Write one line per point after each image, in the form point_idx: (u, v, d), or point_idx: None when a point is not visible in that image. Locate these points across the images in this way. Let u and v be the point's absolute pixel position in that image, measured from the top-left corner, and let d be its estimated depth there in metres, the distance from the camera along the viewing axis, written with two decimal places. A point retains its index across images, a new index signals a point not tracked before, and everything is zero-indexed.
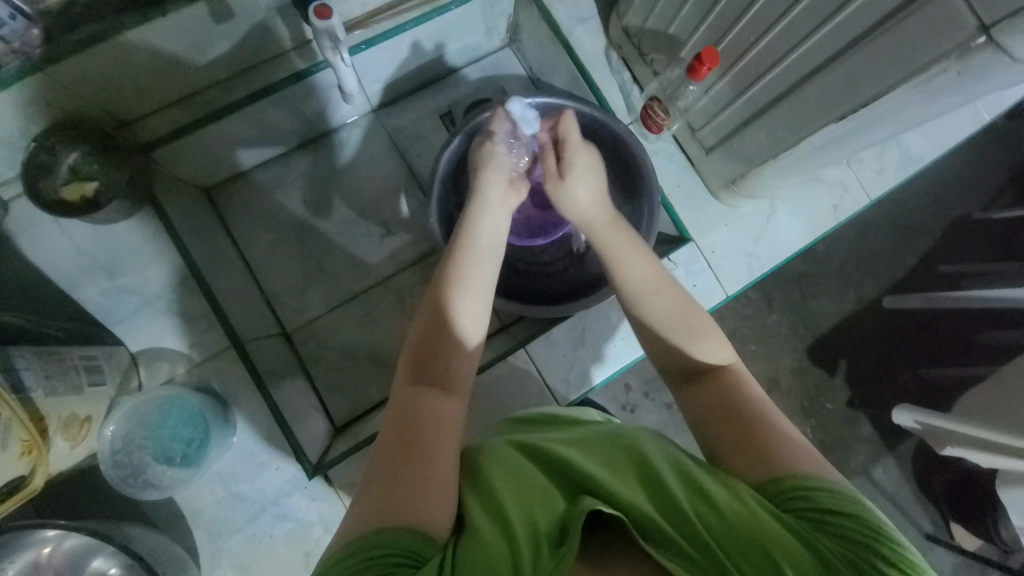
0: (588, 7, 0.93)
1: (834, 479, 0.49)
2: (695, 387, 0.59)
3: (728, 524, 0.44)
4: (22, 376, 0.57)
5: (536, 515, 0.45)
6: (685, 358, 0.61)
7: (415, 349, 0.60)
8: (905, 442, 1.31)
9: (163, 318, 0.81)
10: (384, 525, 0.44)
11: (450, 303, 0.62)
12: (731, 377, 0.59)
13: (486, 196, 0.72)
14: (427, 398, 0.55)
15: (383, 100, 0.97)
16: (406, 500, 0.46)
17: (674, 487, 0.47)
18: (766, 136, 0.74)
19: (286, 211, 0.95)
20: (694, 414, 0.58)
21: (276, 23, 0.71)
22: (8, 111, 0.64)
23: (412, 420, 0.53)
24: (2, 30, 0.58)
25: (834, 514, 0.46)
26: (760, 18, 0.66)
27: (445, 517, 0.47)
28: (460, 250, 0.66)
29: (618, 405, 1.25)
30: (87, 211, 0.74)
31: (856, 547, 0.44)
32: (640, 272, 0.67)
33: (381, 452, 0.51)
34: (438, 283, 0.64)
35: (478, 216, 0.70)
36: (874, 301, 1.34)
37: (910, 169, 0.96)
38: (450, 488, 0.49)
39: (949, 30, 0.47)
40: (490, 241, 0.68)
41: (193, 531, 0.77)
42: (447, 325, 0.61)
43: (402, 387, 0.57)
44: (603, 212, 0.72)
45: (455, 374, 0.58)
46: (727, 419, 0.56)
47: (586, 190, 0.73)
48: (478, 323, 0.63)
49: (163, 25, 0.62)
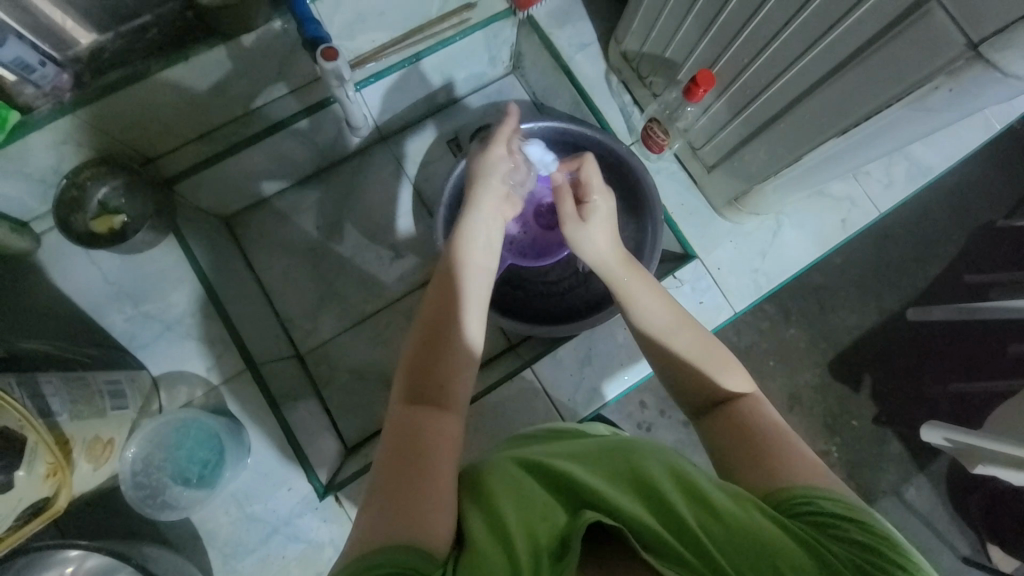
0: (588, 34, 0.96)
1: (844, 491, 0.49)
2: (712, 416, 0.60)
3: (729, 531, 0.44)
4: (49, 401, 0.60)
5: (537, 528, 0.46)
6: (702, 385, 0.62)
7: (411, 369, 0.61)
8: (935, 459, 1.26)
9: (183, 343, 0.84)
10: (387, 542, 0.45)
11: (448, 322, 0.63)
12: (751, 403, 0.59)
13: (486, 209, 0.73)
14: (425, 416, 0.56)
15: (393, 127, 1.01)
16: (407, 516, 0.47)
17: (673, 496, 0.47)
18: (765, 154, 0.74)
19: (300, 236, 0.98)
20: (714, 434, 0.58)
21: (290, 62, 0.75)
22: (44, 152, 0.69)
23: (410, 439, 0.54)
24: (33, 76, 0.61)
25: (841, 522, 0.46)
26: (753, 41, 0.67)
27: (445, 530, 0.47)
28: (457, 270, 0.68)
29: (632, 423, 1.23)
30: (113, 242, 0.79)
31: (864, 553, 0.44)
32: (658, 314, 0.66)
33: (380, 474, 0.52)
34: (436, 302, 0.65)
35: (476, 231, 0.71)
36: (896, 313, 1.31)
37: (921, 180, 0.95)
38: (448, 502, 0.49)
39: (939, 47, 0.48)
40: (487, 258, 0.70)
41: (207, 551, 0.78)
42: (445, 343, 0.62)
43: (398, 407, 0.58)
44: (617, 256, 0.72)
45: (451, 390, 0.60)
46: (743, 439, 0.56)
47: (604, 238, 0.73)
48: (476, 341, 0.65)
49: (185, 69, 0.66)
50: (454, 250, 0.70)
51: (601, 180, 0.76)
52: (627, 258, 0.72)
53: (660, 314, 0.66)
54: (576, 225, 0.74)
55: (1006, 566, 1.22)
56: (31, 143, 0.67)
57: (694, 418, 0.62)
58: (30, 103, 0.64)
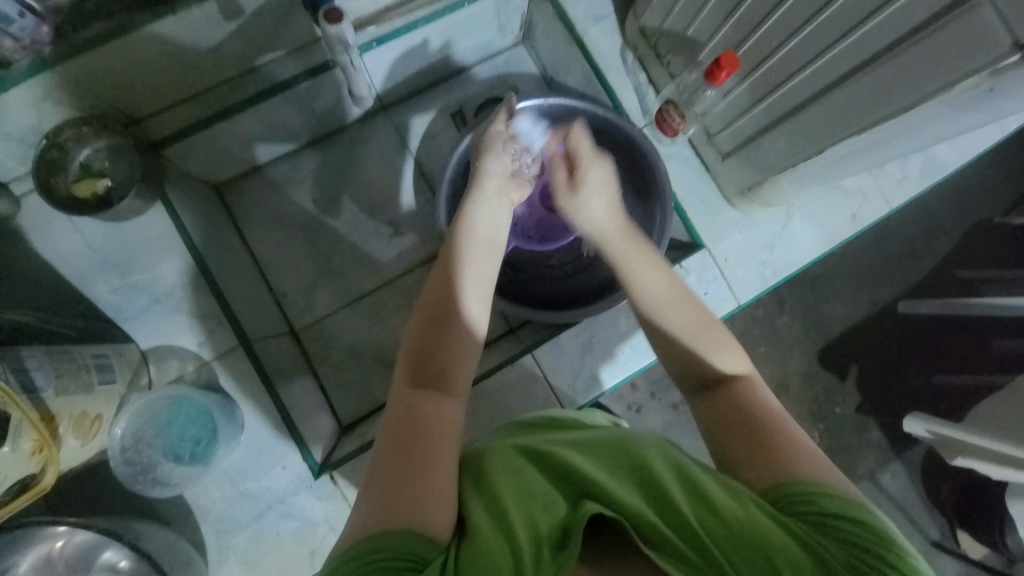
0: (604, 5, 0.90)
1: (843, 485, 0.49)
2: (707, 396, 0.59)
3: (729, 529, 0.43)
4: (32, 376, 0.57)
5: (538, 517, 0.45)
6: (701, 366, 0.60)
7: (412, 352, 0.59)
8: (914, 449, 1.29)
9: (172, 316, 0.81)
10: (386, 529, 0.44)
11: (449, 305, 0.61)
12: (746, 385, 0.59)
13: (483, 187, 0.70)
14: (425, 402, 0.55)
15: (394, 97, 0.96)
16: (408, 501, 0.46)
17: (674, 490, 0.46)
18: (785, 145, 0.72)
19: (295, 208, 0.95)
20: (708, 419, 0.58)
21: (287, 20, 0.70)
22: (21, 109, 0.65)
23: (411, 425, 0.53)
24: (12, 28, 0.56)
25: (838, 518, 0.46)
26: (783, 23, 0.63)
27: (446, 517, 0.47)
28: (461, 249, 0.65)
29: (624, 406, 1.23)
30: (98, 209, 0.74)
31: (861, 553, 0.43)
32: (654, 289, 0.64)
33: (380, 459, 0.51)
34: (436, 284, 0.63)
35: (475, 210, 0.68)
36: (888, 306, 1.31)
37: (934, 177, 0.93)
38: (450, 487, 0.49)
39: (984, 44, 0.45)
40: (489, 238, 0.67)
41: (200, 527, 0.78)
42: (446, 326, 0.60)
43: (398, 392, 0.56)
44: (616, 223, 0.69)
45: (451, 375, 0.58)
46: (739, 427, 0.55)
47: (599, 202, 0.69)
48: (480, 322, 0.63)
49: (174, 23, 0.61)
50: (457, 229, 0.67)
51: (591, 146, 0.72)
52: (626, 224, 0.69)
53: (655, 288, 0.64)
54: (570, 193, 0.71)
55: (971, 551, 1.27)
56: (9, 99, 0.62)
57: (689, 398, 0.62)
58: (7, 57, 0.58)
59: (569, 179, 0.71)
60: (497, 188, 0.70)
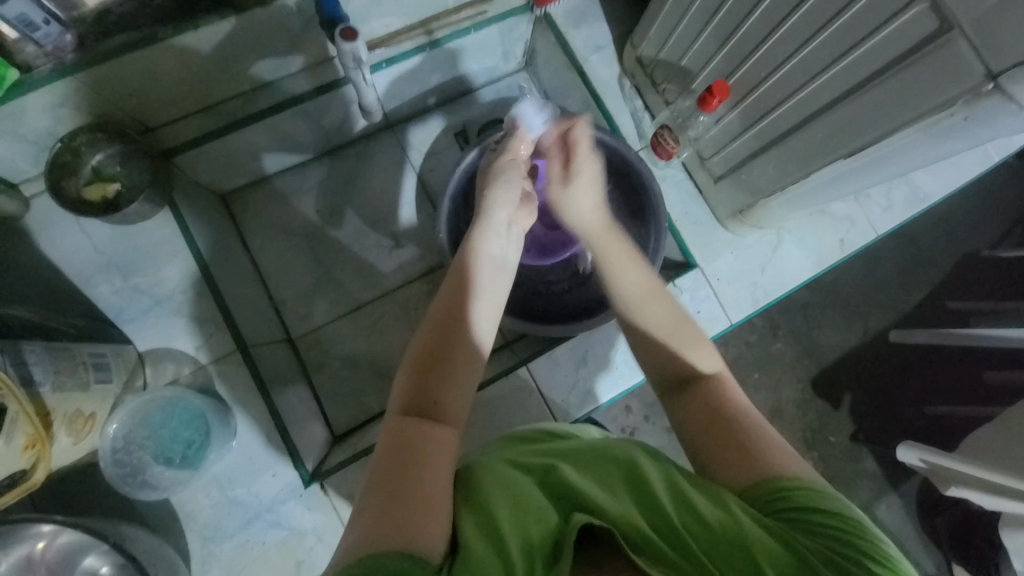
0: (603, 36, 0.96)
1: (816, 479, 0.51)
2: (682, 394, 0.60)
3: (713, 533, 0.45)
4: (31, 370, 0.58)
5: (530, 530, 0.46)
6: (678, 363, 0.62)
7: (409, 380, 0.58)
8: (907, 478, 1.29)
9: (171, 319, 0.82)
10: (378, 548, 0.43)
11: (453, 327, 0.62)
12: (718, 383, 0.60)
13: (492, 216, 0.72)
14: (419, 425, 0.53)
15: (401, 116, 0.99)
16: (401, 523, 0.45)
17: (661, 495, 0.48)
18: (774, 170, 0.75)
19: (298, 219, 0.97)
20: (685, 419, 0.58)
21: (305, 39, 0.73)
22: (41, 112, 0.67)
23: (406, 450, 0.51)
24: (36, 33, 0.58)
25: (808, 512, 0.47)
26: (770, 56, 0.67)
27: (439, 538, 0.46)
28: (466, 276, 0.67)
29: (618, 427, 1.22)
30: (105, 212, 0.76)
31: (835, 544, 0.45)
32: (635, 282, 0.66)
33: (373, 481, 0.49)
34: (443, 304, 0.64)
35: (481, 236, 0.70)
36: (879, 334, 1.33)
37: (917, 207, 0.97)
38: (443, 507, 0.48)
39: (959, 75, 0.48)
40: (489, 264, 0.69)
41: (186, 534, 0.77)
42: (449, 349, 0.60)
43: (396, 417, 0.55)
44: (602, 223, 0.71)
45: (448, 405, 0.57)
46: (720, 423, 0.56)
47: (588, 200, 0.72)
48: (480, 351, 0.63)
49: (194, 37, 0.65)
50: (466, 261, 0.68)
51: (589, 143, 0.73)
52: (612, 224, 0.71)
53: (638, 280, 0.66)
54: (562, 185, 0.72)
55: None
56: (28, 102, 0.64)
57: (662, 401, 0.62)
58: (30, 62, 0.61)
59: (564, 170, 0.73)
60: (506, 219, 0.73)
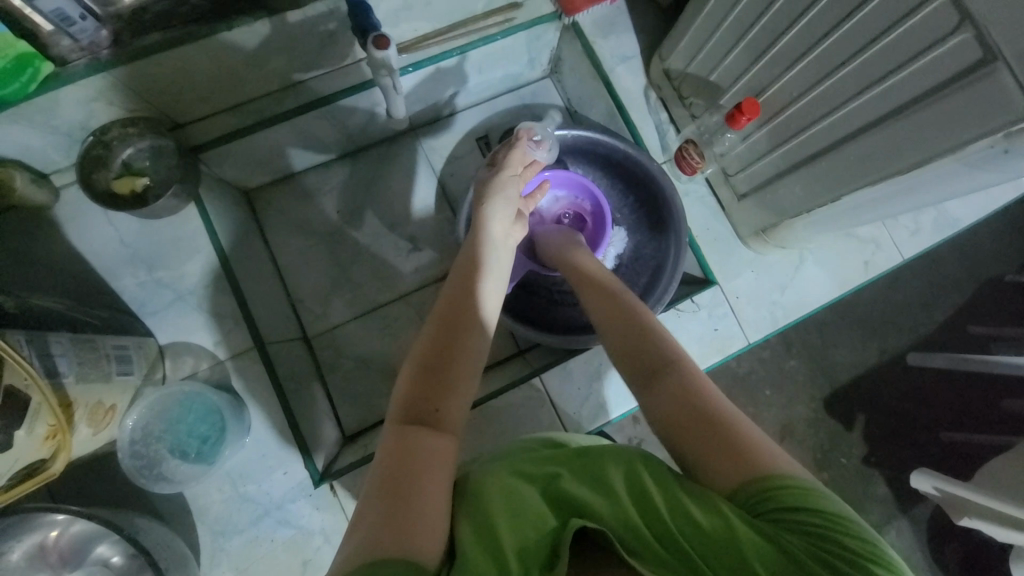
0: (631, 47, 0.95)
1: (811, 480, 0.48)
2: (658, 388, 0.57)
3: (705, 536, 0.44)
4: (56, 362, 0.59)
5: (526, 530, 0.47)
6: (650, 356, 0.60)
7: (408, 387, 0.58)
8: (920, 504, 1.26)
9: (191, 313, 0.83)
10: (375, 558, 0.42)
11: (454, 335, 0.61)
12: (691, 375, 0.58)
13: (490, 225, 0.73)
14: (416, 432, 0.53)
15: (424, 119, 0.99)
16: (397, 528, 0.45)
17: (656, 496, 0.48)
18: (802, 190, 0.73)
19: (318, 218, 0.97)
20: (662, 413, 0.55)
21: (334, 43, 0.74)
22: (75, 107, 0.68)
23: (403, 458, 0.50)
24: (72, 28, 0.60)
25: (799, 512, 0.45)
26: (804, 75, 0.66)
27: (434, 541, 0.45)
28: (470, 280, 0.67)
29: (625, 438, 1.20)
30: (134, 206, 0.78)
31: (825, 543, 0.43)
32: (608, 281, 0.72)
33: (370, 490, 0.49)
34: (444, 312, 0.64)
35: (481, 246, 0.71)
36: (898, 356, 1.31)
37: (946, 232, 0.95)
38: (440, 513, 0.48)
39: (1001, 107, 0.47)
40: (491, 272, 0.69)
41: (196, 527, 0.77)
42: (449, 356, 0.60)
43: (394, 425, 0.54)
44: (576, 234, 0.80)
45: (448, 411, 0.56)
46: (698, 419, 0.53)
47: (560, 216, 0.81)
48: (481, 356, 0.62)
49: (227, 39, 0.65)
50: (469, 269, 0.68)
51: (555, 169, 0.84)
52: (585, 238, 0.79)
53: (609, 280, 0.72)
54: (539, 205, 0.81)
55: None
56: (61, 96, 0.65)
57: (639, 396, 0.59)
58: (64, 56, 0.62)
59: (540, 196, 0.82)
60: (505, 231, 0.74)
